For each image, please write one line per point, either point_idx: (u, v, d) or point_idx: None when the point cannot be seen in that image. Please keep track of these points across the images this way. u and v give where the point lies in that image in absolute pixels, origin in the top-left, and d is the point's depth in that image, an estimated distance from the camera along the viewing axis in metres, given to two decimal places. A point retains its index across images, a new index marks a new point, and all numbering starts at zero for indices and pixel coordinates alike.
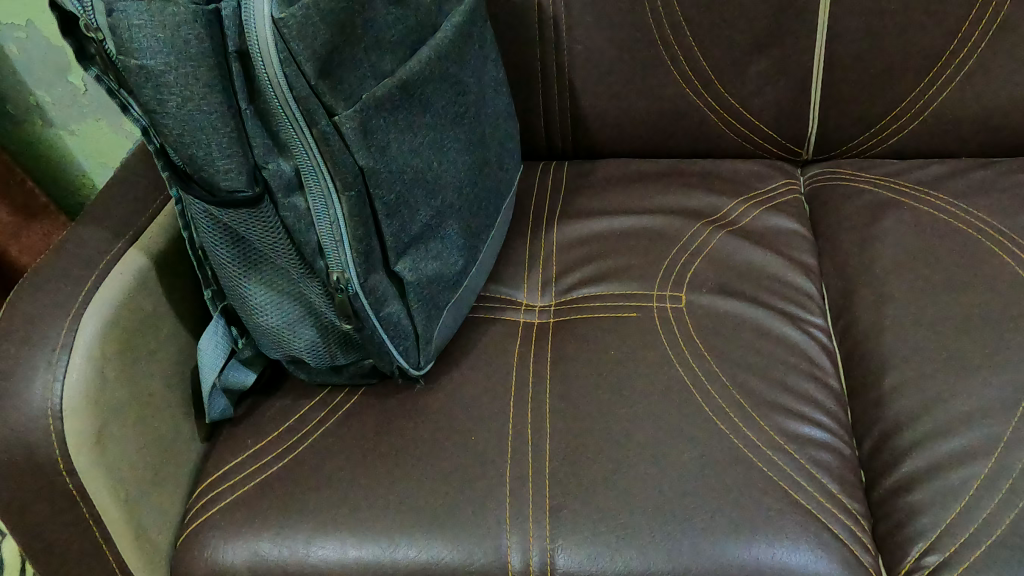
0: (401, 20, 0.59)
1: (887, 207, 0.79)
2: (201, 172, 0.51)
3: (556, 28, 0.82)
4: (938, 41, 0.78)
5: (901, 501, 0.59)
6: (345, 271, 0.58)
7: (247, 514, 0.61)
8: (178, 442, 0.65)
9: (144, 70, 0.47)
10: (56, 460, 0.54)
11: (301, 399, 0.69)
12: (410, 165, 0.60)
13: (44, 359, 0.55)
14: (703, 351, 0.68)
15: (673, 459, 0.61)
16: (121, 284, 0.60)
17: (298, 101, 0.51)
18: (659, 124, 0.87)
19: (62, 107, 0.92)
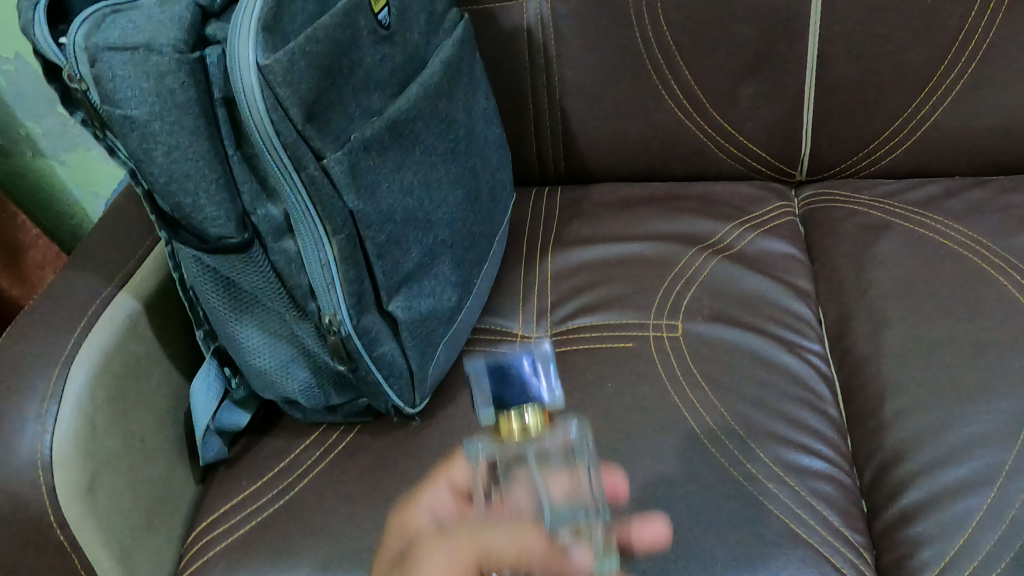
0: (388, 58, 0.59)
1: (883, 229, 0.79)
2: (190, 219, 0.51)
3: (546, 55, 0.82)
4: (928, 61, 0.78)
5: (904, 533, 0.58)
6: (336, 313, 0.57)
7: (243, 560, 0.60)
8: (171, 486, 0.64)
9: (129, 120, 0.47)
10: (48, 514, 0.53)
11: (296, 438, 0.68)
12: (401, 206, 0.60)
13: (34, 410, 0.53)
14: (702, 382, 0.68)
15: (673, 493, 0.60)
16: (110, 330, 0.59)
17: (286, 147, 0.51)
18: (652, 148, 0.87)
19: (51, 138, 0.91)
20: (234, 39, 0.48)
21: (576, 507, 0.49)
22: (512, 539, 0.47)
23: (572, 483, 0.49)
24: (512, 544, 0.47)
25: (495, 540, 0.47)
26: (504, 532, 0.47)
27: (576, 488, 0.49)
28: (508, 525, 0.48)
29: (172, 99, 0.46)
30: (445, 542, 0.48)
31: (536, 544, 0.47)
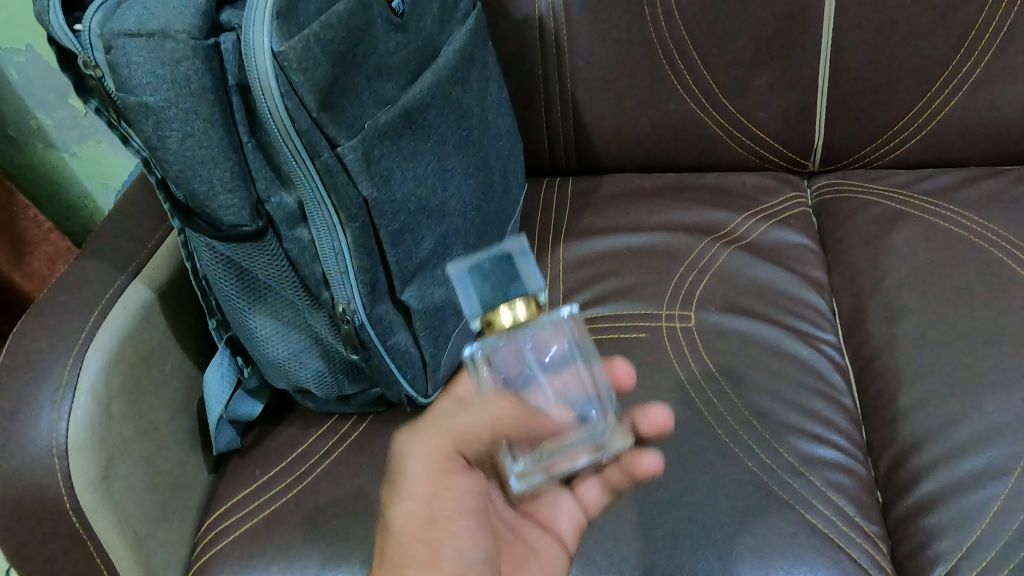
0: (402, 46, 0.59)
1: (897, 220, 0.78)
2: (204, 207, 0.51)
3: (557, 44, 0.81)
4: (944, 50, 0.77)
5: (920, 524, 0.58)
6: (350, 302, 0.57)
7: (257, 549, 0.60)
8: (184, 475, 0.64)
9: (144, 106, 0.46)
10: (62, 502, 0.53)
11: (308, 428, 0.68)
12: (414, 195, 0.60)
13: (49, 398, 0.53)
14: (715, 372, 0.67)
15: (686, 483, 0.60)
16: (123, 319, 0.59)
17: (300, 134, 0.51)
18: (664, 139, 0.86)
19: (62, 130, 0.91)
20: (249, 26, 0.48)
21: (581, 400, 0.45)
22: (483, 414, 0.41)
23: (574, 375, 0.44)
24: (485, 420, 0.41)
25: (462, 420, 0.42)
26: (471, 409, 0.42)
27: (580, 383, 0.45)
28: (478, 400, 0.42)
29: (187, 86, 0.46)
30: (416, 431, 0.44)
31: (525, 422, 0.41)
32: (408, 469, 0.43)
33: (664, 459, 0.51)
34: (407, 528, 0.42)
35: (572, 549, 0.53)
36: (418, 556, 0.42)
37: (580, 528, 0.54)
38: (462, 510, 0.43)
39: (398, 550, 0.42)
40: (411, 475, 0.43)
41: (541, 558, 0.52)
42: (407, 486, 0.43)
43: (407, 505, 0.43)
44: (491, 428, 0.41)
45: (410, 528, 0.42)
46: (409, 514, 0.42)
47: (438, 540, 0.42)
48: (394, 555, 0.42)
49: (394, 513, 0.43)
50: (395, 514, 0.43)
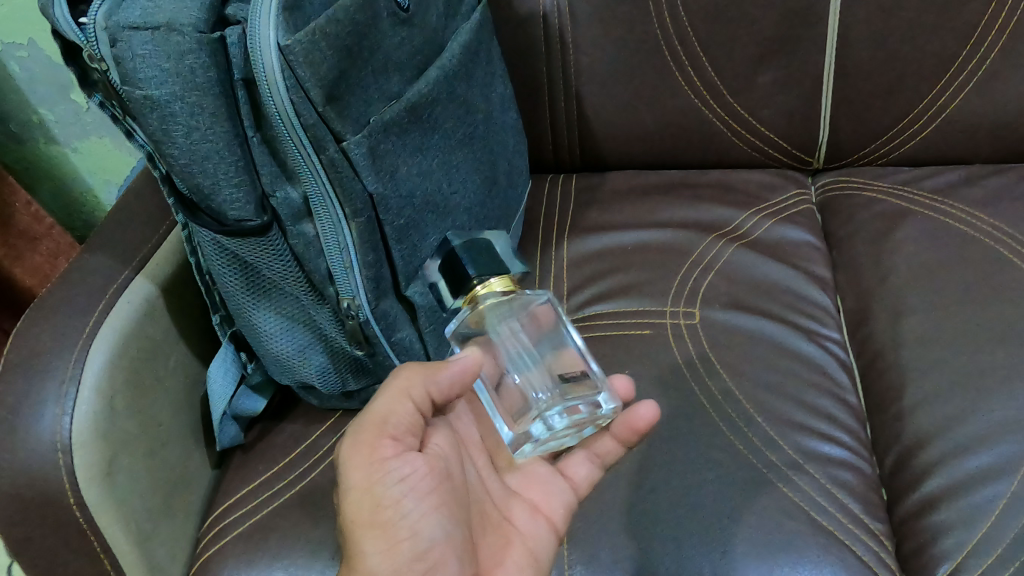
0: (408, 41, 0.59)
1: (902, 217, 0.78)
2: (209, 202, 0.51)
3: (562, 41, 0.81)
4: (951, 47, 0.77)
5: (926, 521, 0.58)
6: (355, 297, 0.57)
7: (260, 544, 0.60)
8: (187, 470, 0.64)
9: (149, 100, 0.46)
10: (67, 495, 0.53)
11: (312, 424, 0.68)
12: (419, 190, 0.60)
13: (53, 392, 0.53)
14: (719, 368, 0.67)
15: (691, 479, 0.60)
16: (128, 314, 0.59)
17: (306, 129, 0.50)
18: (668, 135, 0.86)
19: (65, 125, 0.90)
20: (255, 19, 0.48)
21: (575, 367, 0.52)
22: (392, 394, 0.47)
23: (563, 350, 0.52)
24: (397, 399, 0.47)
25: (376, 408, 0.47)
26: (382, 396, 0.48)
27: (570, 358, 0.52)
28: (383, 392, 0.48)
29: (193, 79, 0.46)
30: (353, 433, 0.48)
31: (433, 395, 0.48)
32: (351, 467, 0.46)
33: (659, 410, 0.55)
34: (359, 518, 0.45)
35: (562, 530, 0.54)
36: (376, 540, 0.45)
37: (570, 509, 0.55)
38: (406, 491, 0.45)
39: (358, 541, 0.45)
40: (353, 470, 0.46)
41: (527, 539, 0.52)
42: (351, 481, 0.46)
43: (354, 498, 0.46)
44: (404, 407, 0.47)
45: (360, 519, 0.45)
46: (358, 506, 0.45)
47: (391, 522, 0.45)
48: (355, 545, 0.45)
49: (347, 510, 0.46)
50: (347, 511, 0.46)
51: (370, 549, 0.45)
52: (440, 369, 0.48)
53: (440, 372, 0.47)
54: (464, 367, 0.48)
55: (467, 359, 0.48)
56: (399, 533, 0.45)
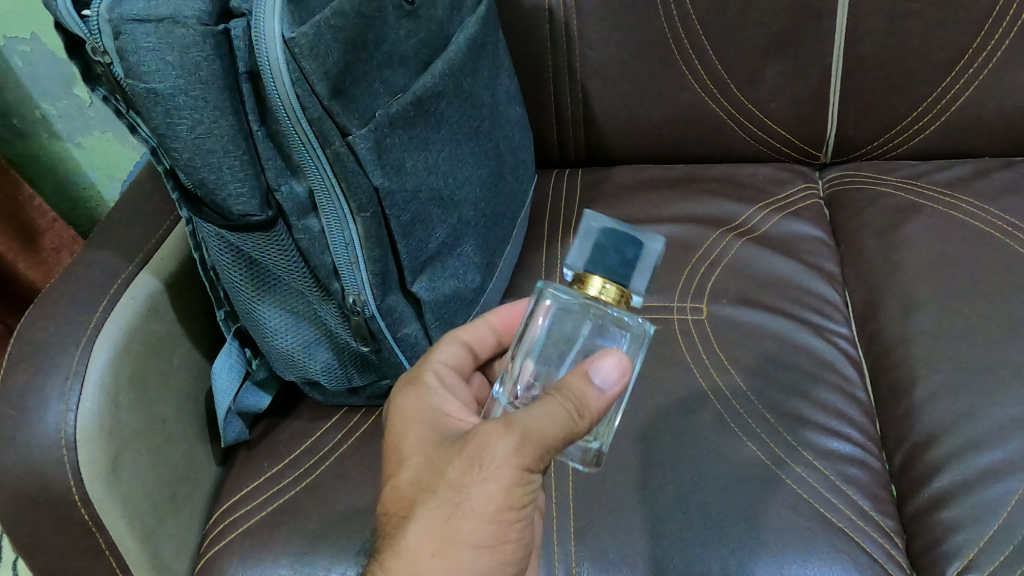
0: (413, 34, 0.58)
1: (911, 211, 0.78)
2: (213, 196, 0.50)
3: (567, 34, 0.80)
4: (961, 39, 0.76)
5: (936, 518, 0.57)
6: (361, 293, 0.57)
7: (266, 541, 0.60)
8: (192, 467, 0.64)
9: (153, 94, 0.46)
10: (71, 492, 0.52)
11: (317, 420, 0.68)
12: (425, 184, 0.59)
13: (57, 389, 0.53)
14: (726, 364, 0.67)
15: (699, 475, 0.60)
16: (132, 309, 0.59)
17: (311, 122, 0.50)
18: (674, 129, 0.85)
19: (68, 120, 0.90)
20: (259, 11, 0.47)
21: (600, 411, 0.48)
22: (555, 418, 0.39)
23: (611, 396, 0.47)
24: (567, 427, 0.40)
25: (541, 423, 0.39)
26: (547, 410, 0.40)
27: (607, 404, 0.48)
28: (548, 399, 0.40)
29: (197, 72, 0.46)
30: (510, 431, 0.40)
31: (586, 432, 0.41)
32: (494, 462, 0.39)
33: None
34: (482, 511, 0.40)
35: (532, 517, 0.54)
36: (485, 536, 0.40)
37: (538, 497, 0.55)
38: (531, 501, 0.41)
39: (461, 525, 0.40)
40: (497, 469, 0.39)
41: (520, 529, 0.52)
42: (489, 475, 0.39)
43: (485, 490, 0.40)
44: (567, 437, 0.40)
45: (481, 513, 0.40)
46: (484, 503, 0.40)
47: (507, 523, 0.41)
48: (458, 528, 0.40)
49: (469, 493, 0.40)
50: (469, 494, 0.40)
51: (475, 542, 0.40)
52: (598, 400, 0.41)
53: (596, 409, 0.40)
54: (603, 396, 0.41)
55: (613, 382, 0.41)
56: (508, 534, 0.41)
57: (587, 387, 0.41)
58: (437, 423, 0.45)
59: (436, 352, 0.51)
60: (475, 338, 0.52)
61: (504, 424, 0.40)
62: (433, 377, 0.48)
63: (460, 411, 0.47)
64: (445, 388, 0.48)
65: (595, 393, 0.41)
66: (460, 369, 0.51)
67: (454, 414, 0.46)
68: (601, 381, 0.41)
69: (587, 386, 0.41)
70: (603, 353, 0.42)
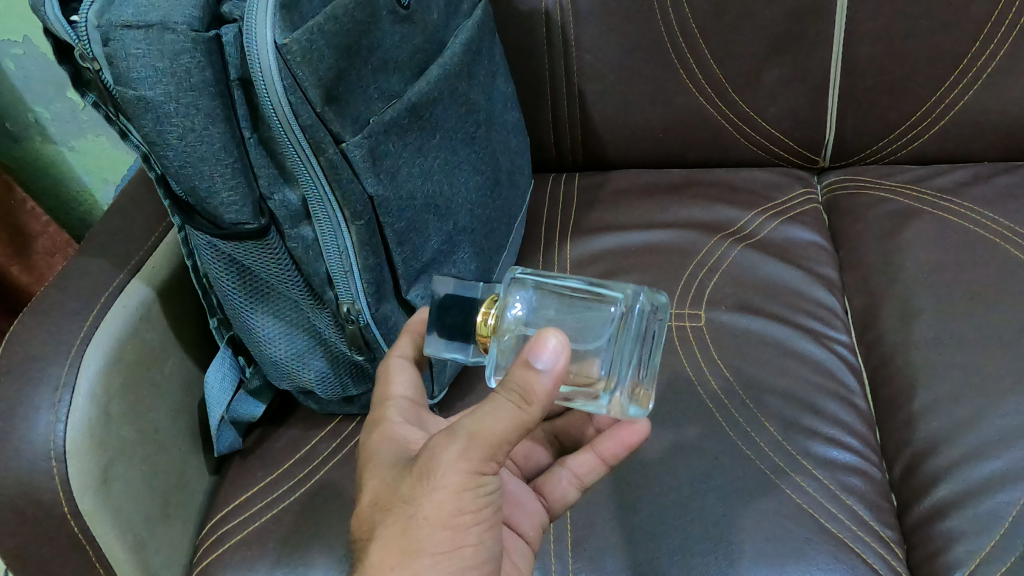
0: (408, 39, 0.57)
1: (910, 216, 0.77)
2: (205, 205, 0.50)
3: (564, 38, 0.80)
4: (960, 44, 0.75)
5: (936, 528, 0.56)
6: (354, 302, 0.57)
7: (259, 552, 0.59)
8: (185, 477, 0.63)
9: (143, 101, 0.45)
10: (61, 504, 0.51)
11: (312, 429, 0.67)
12: (420, 191, 0.59)
13: (47, 399, 0.52)
14: (725, 372, 0.66)
15: (697, 484, 0.59)
16: (123, 318, 0.58)
17: (304, 129, 0.49)
18: (672, 134, 0.85)
19: (61, 124, 0.89)
20: (251, 18, 0.47)
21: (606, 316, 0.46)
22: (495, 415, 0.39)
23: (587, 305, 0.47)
24: (512, 419, 0.39)
25: (485, 422, 0.39)
26: (488, 409, 0.40)
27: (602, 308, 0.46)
28: (492, 399, 0.40)
29: (187, 80, 0.45)
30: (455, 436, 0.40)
31: (540, 419, 0.40)
32: (443, 469, 0.39)
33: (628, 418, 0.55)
34: (435, 517, 0.39)
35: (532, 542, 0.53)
36: (443, 542, 0.39)
37: (539, 525, 0.53)
38: (489, 503, 0.41)
39: (418, 534, 0.39)
40: (445, 476, 0.39)
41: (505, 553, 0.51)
42: (438, 483, 0.39)
43: (435, 498, 0.39)
44: (516, 429, 0.39)
45: (435, 520, 0.39)
46: (435, 509, 0.39)
47: (464, 527, 0.40)
48: (415, 537, 0.39)
49: (421, 504, 0.40)
50: (421, 505, 0.40)
51: (432, 548, 0.39)
52: (543, 383, 0.39)
53: (544, 393, 0.39)
54: (547, 377, 0.39)
55: (555, 362, 0.38)
56: (466, 538, 0.40)
57: (530, 373, 0.39)
58: (396, 454, 0.45)
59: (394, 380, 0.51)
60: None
61: (450, 433, 0.40)
62: (396, 411, 0.49)
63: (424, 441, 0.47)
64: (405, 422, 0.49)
65: (539, 378, 0.38)
66: (418, 397, 0.51)
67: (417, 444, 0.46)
68: (542, 365, 0.38)
69: (529, 373, 0.39)
70: (536, 335, 0.39)
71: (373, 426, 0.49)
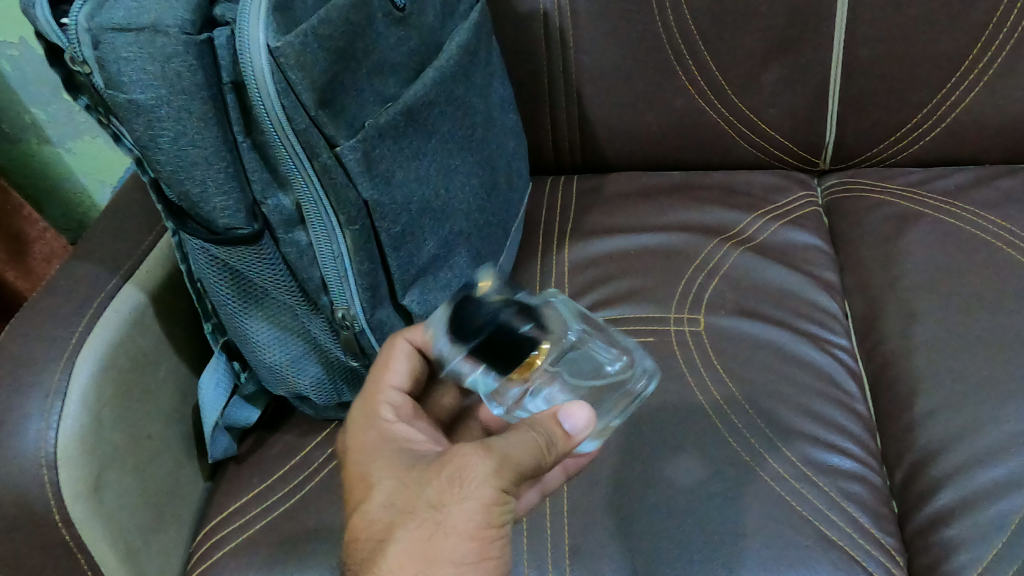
0: (403, 41, 0.57)
1: (911, 220, 0.77)
2: (198, 210, 0.49)
3: (562, 40, 0.79)
4: (961, 46, 0.75)
5: (938, 536, 0.56)
6: (350, 307, 0.56)
7: (255, 560, 0.59)
8: (179, 484, 0.62)
9: (134, 105, 0.44)
10: (52, 513, 0.51)
11: (307, 435, 0.66)
12: (416, 195, 0.58)
13: (37, 406, 0.51)
14: (724, 377, 0.65)
15: (698, 492, 0.58)
16: (116, 323, 0.57)
17: (298, 134, 0.49)
18: (671, 136, 0.84)
19: (58, 125, 0.88)
20: (243, 21, 0.46)
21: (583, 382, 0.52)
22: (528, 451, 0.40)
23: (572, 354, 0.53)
24: (536, 459, 0.41)
25: (517, 451, 0.40)
26: (519, 442, 0.41)
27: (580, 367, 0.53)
28: (521, 433, 0.41)
29: (180, 83, 0.44)
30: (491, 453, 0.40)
31: (545, 469, 0.42)
32: (476, 481, 0.38)
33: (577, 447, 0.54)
34: (464, 527, 0.38)
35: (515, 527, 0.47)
36: (466, 553, 0.38)
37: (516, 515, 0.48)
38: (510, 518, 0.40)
39: (444, 543, 0.38)
40: (479, 488, 0.38)
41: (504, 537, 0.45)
42: (470, 494, 0.38)
43: (466, 508, 0.38)
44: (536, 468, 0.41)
45: (464, 530, 0.38)
46: (465, 520, 0.38)
47: (489, 539, 0.39)
48: (439, 547, 0.38)
49: (450, 511, 0.38)
50: (450, 512, 0.38)
51: (455, 559, 0.38)
52: (565, 440, 0.42)
53: (563, 448, 0.42)
54: (572, 434, 0.43)
55: (580, 427, 0.43)
56: (489, 551, 0.39)
57: (555, 427, 0.42)
58: (400, 451, 0.44)
59: (391, 372, 0.50)
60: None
61: (484, 446, 0.40)
62: (388, 411, 0.48)
63: (423, 440, 0.46)
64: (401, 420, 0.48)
65: (564, 435, 0.42)
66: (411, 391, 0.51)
67: (417, 442, 0.45)
68: (569, 426, 0.43)
69: (556, 428, 0.42)
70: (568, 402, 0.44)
71: (368, 423, 0.47)
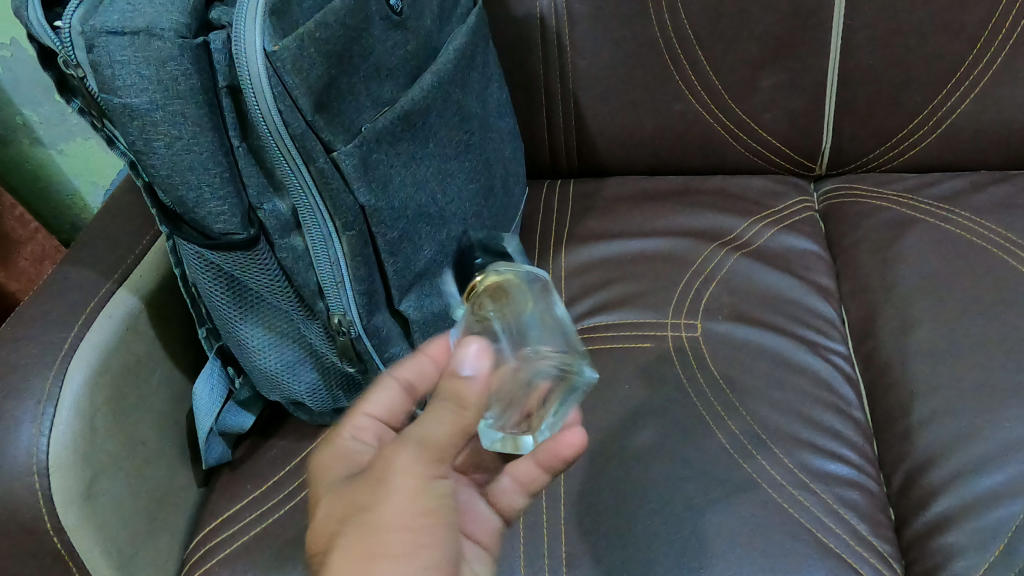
0: (400, 45, 0.56)
1: (908, 225, 0.77)
2: (192, 215, 0.48)
3: (558, 44, 0.79)
4: (958, 53, 0.75)
5: (935, 543, 0.56)
6: (346, 314, 0.56)
7: (249, 567, 0.58)
8: (172, 490, 0.62)
9: (128, 109, 0.44)
10: (44, 520, 0.50)
11: (302, 441, 0.66)
12: (413, 201, 0.58)
13: (29, 412, 0.51)
14: (721, 383, 0.65)
15: (694, 498, 0.58)
16: (109, 328, 0.56)
17: (294, 138, 0.48)
18: (668, 141, 0.84)
19: (49, 127, 0.87)
20: (239, 24, 0.45)
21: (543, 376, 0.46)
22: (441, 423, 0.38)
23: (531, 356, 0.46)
24: (449, 423, 0.38)
25: (430, 427, 0.38)
26: (430, 418, 0.38)
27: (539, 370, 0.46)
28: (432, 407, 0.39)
29: (174, 87, 0.44)
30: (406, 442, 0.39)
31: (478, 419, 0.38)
32: (399, 473, 0.38)
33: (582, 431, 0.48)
34: (393, 519, 0.37)
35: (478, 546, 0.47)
36: (402, 544, 0.37)
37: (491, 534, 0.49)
38: (446, 508, 0.39)
39: (376, 538, 0.37)
40: (401, 479, 0.38)
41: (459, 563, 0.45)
42: (395, 488, 0.38)
43: (394, 501, 0.38)
44: (456, 432, 0.38)
45: (393, 523, 0.37)
46: (393, 512, 0.37)
47: (424, 530, 0.38)
48: (371, 541, 0.37)
49: (380, 508, 0.38)
50: (380, 509, 0.38)
51: (391, 551, 0.36)
52: (474, 389, 0.37)
53: (476, 396, 0.37)
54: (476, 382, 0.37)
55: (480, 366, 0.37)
56: (424, 541, 0.37)
57: (458, 381, 0.38)
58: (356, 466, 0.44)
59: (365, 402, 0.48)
60: (417, 373, 0.48)
61: (402, 440, 0.39)
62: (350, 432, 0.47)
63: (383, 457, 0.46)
64: (364, 441, 0.47)
65: (466, 383, 0.37)
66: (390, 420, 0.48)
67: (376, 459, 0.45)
68: (468, 370, 0.37)
69: (457, 380, 0.38)
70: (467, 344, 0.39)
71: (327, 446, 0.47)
